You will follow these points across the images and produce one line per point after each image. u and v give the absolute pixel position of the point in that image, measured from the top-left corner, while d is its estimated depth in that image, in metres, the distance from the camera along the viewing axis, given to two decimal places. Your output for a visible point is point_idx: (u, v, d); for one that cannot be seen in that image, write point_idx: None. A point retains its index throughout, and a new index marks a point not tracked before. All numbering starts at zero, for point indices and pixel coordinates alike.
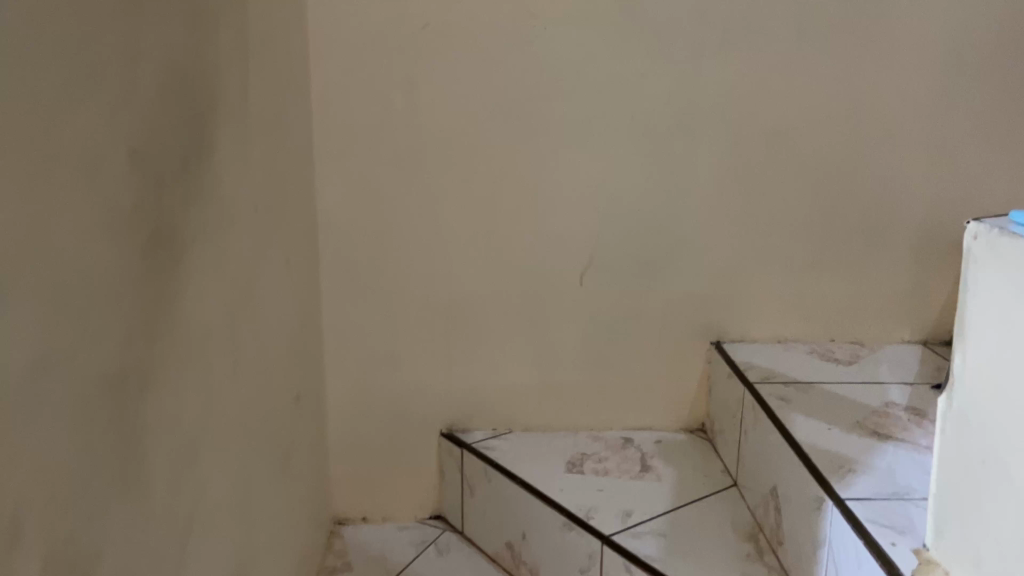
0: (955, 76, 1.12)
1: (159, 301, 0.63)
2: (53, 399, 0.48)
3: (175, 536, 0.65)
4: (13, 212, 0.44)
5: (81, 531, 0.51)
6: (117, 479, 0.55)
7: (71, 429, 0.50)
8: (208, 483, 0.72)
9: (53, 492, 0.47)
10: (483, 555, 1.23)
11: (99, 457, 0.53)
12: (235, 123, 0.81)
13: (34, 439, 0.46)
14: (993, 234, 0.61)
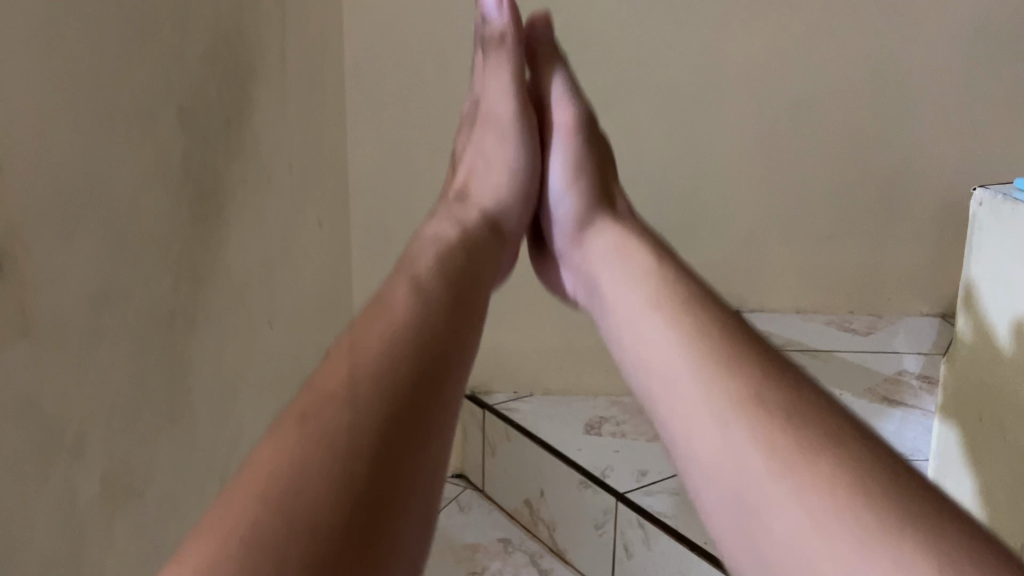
0: (982, 51, 1.13)
1: (205, 251, 0.68)
2: (94, 328, 0.53)
3: (215, 468, 0.71)
4: (59, 159, 0.50)
5: (119, 451, 0.56)
6: (159, 409, 0.61)
7: (111, 358, 0.55)
8: (245, 425, 0.77)
9: (91, 412, 0.53)
10: (502, 512, 1.28)
11: (140, 387, 0.58)
12: (274, 86, 0.85)
13: (72, 362, 0.51)
14: (997, 200, 0.63)
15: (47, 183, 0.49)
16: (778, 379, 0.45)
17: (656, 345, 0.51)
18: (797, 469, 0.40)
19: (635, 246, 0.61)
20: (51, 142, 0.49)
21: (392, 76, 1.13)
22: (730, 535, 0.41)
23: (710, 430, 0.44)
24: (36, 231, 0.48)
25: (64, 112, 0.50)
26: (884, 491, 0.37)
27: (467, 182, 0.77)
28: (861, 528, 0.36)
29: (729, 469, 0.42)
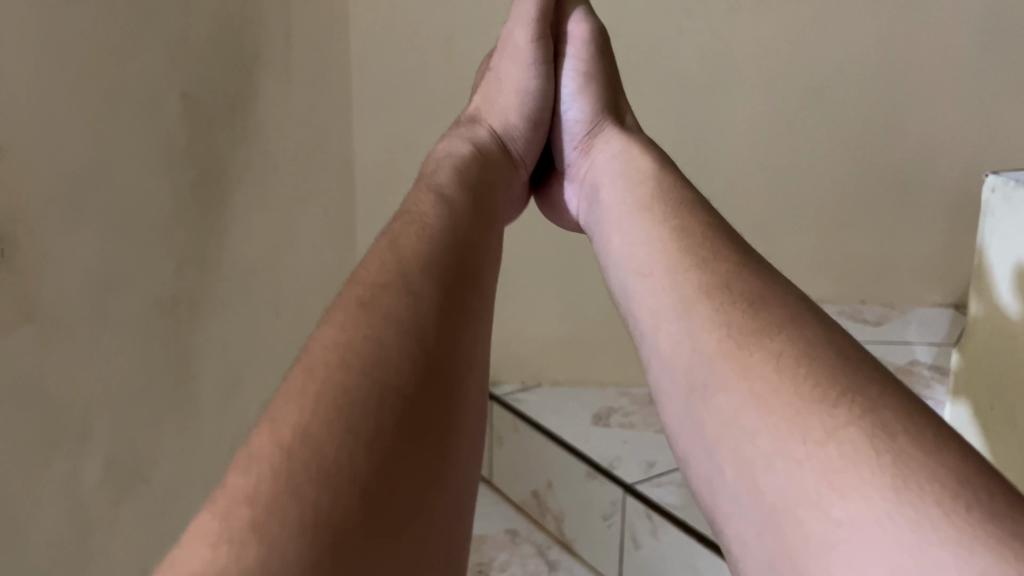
0: (998, 35, 1.11)
1: (209, 237, 0.68)
2: (100, 314, 0.53)
3: (221, 455, 0.71)
4: (64, 144, 0.50)
5: (126, 437, 0.56)
6: (163, 394, 0.61)
7: (117, 344, 0.55)
8: (249, 413, 0.77)
9: (97, 397, 0.53)
10: (509, 503, 1.28)
11: (146, 371, 0.58)
12: (277, 72, 0.85)
13: (79, 345, 0.51)
14: (1009, 187, 0.62)
15: (50, 167, 0.49)
16: (742, 275, 0.47)
17: (637, 256, 0.53)
18: (748, 345, 0.42)
19: (637, 159, 0.63)
20: (53, 125, 0.49)
21: (397, 66, 1.12)
22: (684, 397, 0.44)
23: (673, 323, 0.47)
24: (38, 215, 0.48)
25: (67, 94, 0.50)
26: (821, 364, 0.39)
27: (477, 111, 0.75)
28: (798, 400, 0.38)
29: (691, 345, 0.45)
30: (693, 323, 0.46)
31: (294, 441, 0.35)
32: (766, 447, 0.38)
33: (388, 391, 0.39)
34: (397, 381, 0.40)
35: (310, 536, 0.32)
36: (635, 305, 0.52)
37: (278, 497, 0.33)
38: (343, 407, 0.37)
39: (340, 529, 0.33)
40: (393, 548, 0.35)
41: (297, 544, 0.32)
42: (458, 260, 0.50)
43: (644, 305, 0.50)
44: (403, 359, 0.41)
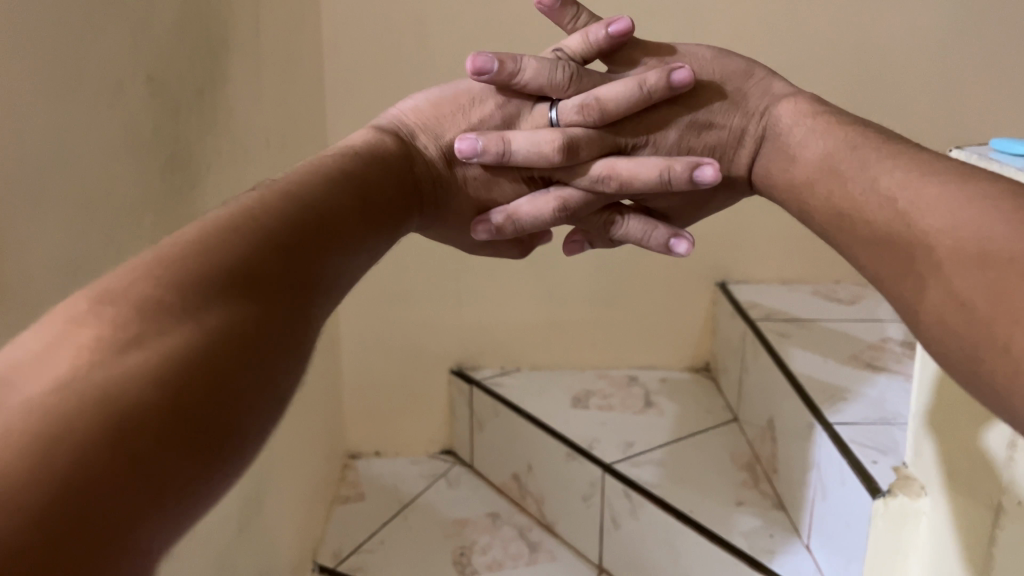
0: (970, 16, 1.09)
1: (176, 220, 0.70)
2: (56, 295, 0.55)
3: None
4: (33, 127, 0.51)
5: None
6: None
7: None
8: None
9: None
10: (490, 487, 1.29)
11: None
12: (247, 57, 0.85)
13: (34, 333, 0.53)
14: (972, 160, 0.64)
15: (23, 154, 0.50)
16: (860, 146, 0.53)
17: (787, 186, 0.61)
18: (896, 193, 0.46)
19: (760, 79, 0.67)
20: (21, 110, 0.50)
21: (368, 48, 1.12)
22: (867, 258, 0.47)
23: (833, 204, 0.53)
24: (13, 201, 0.50)
25: (36, 79, 0.51)
26: (964, 183, 0.41)
27: (419, 113, 0.68)
28: (964, 219, 0.39)
29: (853, 215, 0.49)
30: (848, 204, 0.51)
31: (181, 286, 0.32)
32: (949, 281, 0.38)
33: (252, 259, 0.36)
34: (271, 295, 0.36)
35: (154, 377, 0.28)
36: (803, 208, 0.58)
37: (115, 341, 0.29)
38: (198, 262, 0.34)
39: (188, 372, 0.29)
40: (249, 409, 0.31)
41: (121, 372, 0.28)
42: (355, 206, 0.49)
43: (809, 210, 0.57)
44: (263, 235, 0.38)
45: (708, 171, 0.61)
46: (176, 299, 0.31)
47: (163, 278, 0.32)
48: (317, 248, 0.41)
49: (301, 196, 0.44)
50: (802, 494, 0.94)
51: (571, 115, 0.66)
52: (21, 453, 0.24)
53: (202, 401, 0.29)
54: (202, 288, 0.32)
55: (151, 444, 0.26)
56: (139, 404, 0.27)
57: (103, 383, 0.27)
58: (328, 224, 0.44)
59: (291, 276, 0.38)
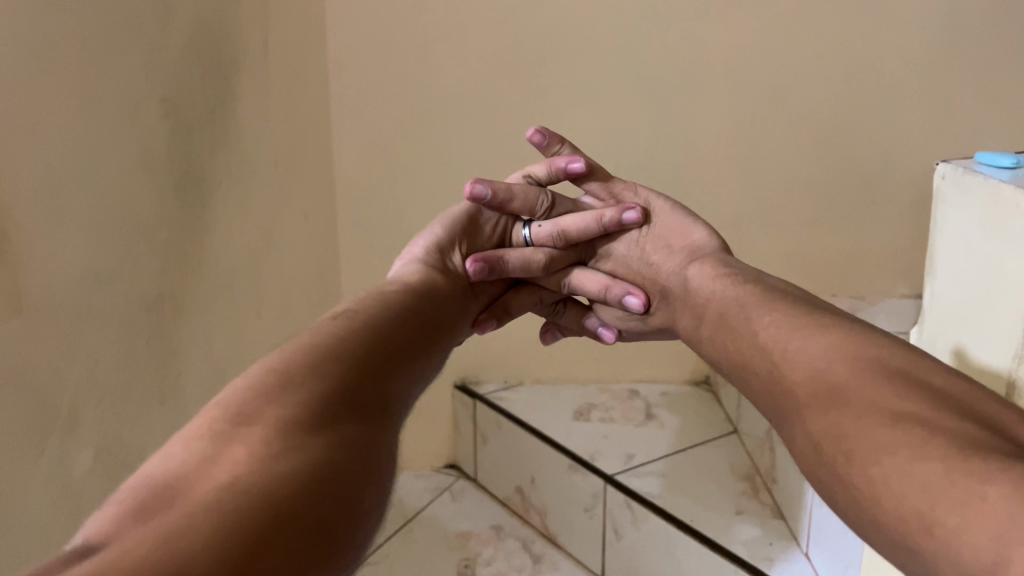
0: (968, 30, 1.06)
1: (189, 236, 0.73)
2: (67, 304, 0.58)
3: None
4: (47, 142, 0.55)
5: (82, 423, 0.60)
6: (128, 383, 0.65)
7: (95, 332, 0.61)
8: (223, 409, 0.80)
9: (62, 385, 0.58)
10: (493, 501, 1.30)
11: (116, 358, 0.63)
12: (256, 78, 0.88)
13: (48, 339, 0.56)
14: (958, 173, 0.66)
15: (31, 168, 0.53)
16: (753, 300, 0.62)
17: (691, 330, 0.71)
18: (770, 347, 0.53)
19: (695, 238, 0.80)
20: (35, 128, 0.54)
21: (373, 68, 1.14)
22: (754, 401, 0.53)
23: (728, 349, 0.60)
24: (21, 213, 0.53)
25: (43, 96, 0.54)
26: (828, 340, 0.49)
27: (439, 247, 0.81)
28: (827, 369, 0.46)
29: (742, 365, 0.56)
30: (738, 354, 0.58)
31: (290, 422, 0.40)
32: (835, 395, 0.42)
33: (337, 394, 0.44)
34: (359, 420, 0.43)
35: (287, 479, 0.36)
36: (701, 351, 0.68)
37: (258, 456, 0.37)
38: (309, 393, 0.43)
39: (310, 475, 0.37)
40: (354, 503, 0.38)
41: (264, 476, 0.36)
42: (408, 340, 0.57)
43: (707, 353, 0.67)
44: (351, 368, 0.47)
45: (635, 300, 0.81)
46: (296, 423, 0.40)
47: (289, 405, 0.41)
48: (390, 382, 0.50)
49: (374, 330, 0.54)
50: (802, 502, 0.95)
51: (544, 236, 0.85)
52: (203, 531, 0.32)
53: (321, 496, 0.36)
54: (313, 415, 0.41)
55: (286, 524, 0.34)
56: (280, 497, 0.35)
57: (249, 485, 0.35)
58: (394, 356, 0.53)
59: (376, 401, 0.47)
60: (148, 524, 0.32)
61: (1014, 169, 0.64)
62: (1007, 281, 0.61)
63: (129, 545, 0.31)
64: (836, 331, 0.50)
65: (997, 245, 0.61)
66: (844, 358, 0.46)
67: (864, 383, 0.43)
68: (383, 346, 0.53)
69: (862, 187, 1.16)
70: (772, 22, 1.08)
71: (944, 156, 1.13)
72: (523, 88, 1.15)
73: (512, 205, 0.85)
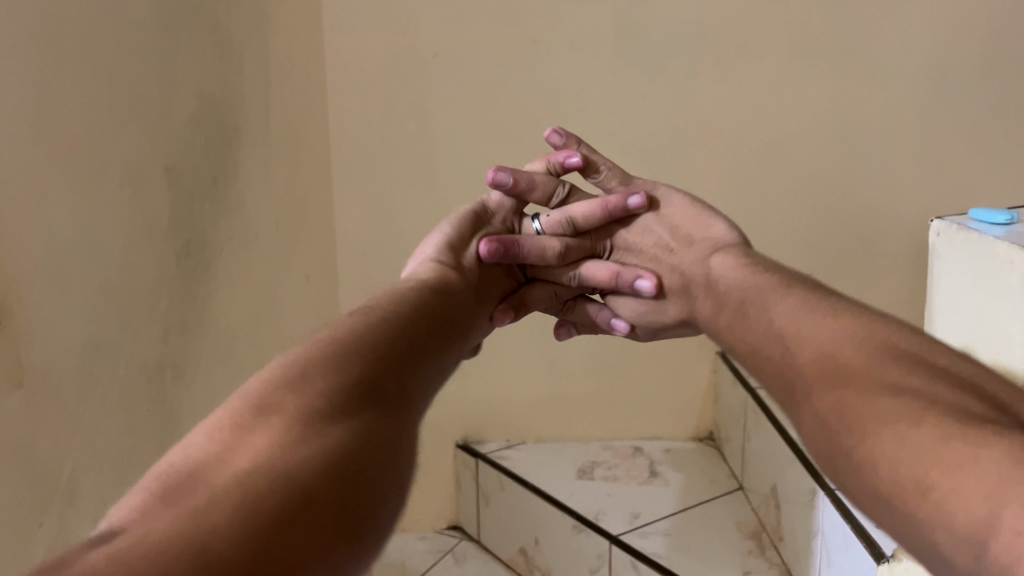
0: (955, 89, 1.08)
1: (191, 301, 0.73)
2: (71, 377, 0.58)
3: None
4: (56, 217, 0.56)
5: (83, 493, 0.60)
6: (129, 452, 0.65)
7: (96, 403, 0.61)
8: None
9: (64, 456, 0.58)
10: (497, 562, 1.28)
11: (117, 427, 0.63)
12: (259, 145, 0.89)
13: (49, 413, 0.56)
14: (952, 230, 0.67)
15: (36, 239, 0.54)
16: (770, 286, 0.60)
17: (710, 318, 0.69)
18: (783, 331, 0.52)
19: (713, 232, 0.79)
20: (43, 203, 0.55)
21: (373, 133, 1.16)
22: (765, 390, 0.51)
23: (742, 333, 0.58)
24: (27, 285, 0.54)
25: (48, 168, 0.55)
26: (845, 327, 0.47)
27: (450, 246, 0.82)
28: (840, 353, 0.45)
29: (755, 349, 0.55)
30: (751, 341, 0.56)
31: (307, 410, 0.39)
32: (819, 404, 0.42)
33: (355, 384, 0.43)
34: (377, 408, 0.42)
35: (311, 465, 0.35)
36: (720, 338, 0.65)
37: (283, 441, 0.36)
38: (330, 381, 0.42)
39: (335, 461, 0.36)
40: (380, 487, 0.37)
41: (289, 462, 0.35)
42: (427, 336, 0.57)
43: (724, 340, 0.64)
44: (369, 356, 0.46)
45: (647, 282, 0.81)
46: (320, 407, 0.39)
47: (309, 393, 0.40)
48: (411, 373, 0.49)
49: (393, 325, 0.53)
50: (808, 562, 0.93)
51: (554, 225, 0.89)
52: (233, 519, 0.31)
53: (343, 482, 0.36)
54: (336, 403, 0.40)
55: (312, 512, 0.33)
56: (304, 484, 0.34)
57: (273, 472, 0.34)
58: (414, 347, 0.53)
59: (396, 390, 0.46)
60: (169, 511, 0.31)
61: (1008, 227, 0.65)
62: (1005, 337, 0.61)
63: (153, 534, 0.30)
64: (851, 315, 0.49)
65: (995, 303, 0.62)
66: (858, 341, 0.45)
67: (873, 365, 0.42)
68: (403, 339, 0.53)
69: (858, 243, 1.17)
70: (764, 84, 1.11)
71: (938, 211, 1.14)
72: (521, 150, 1.16)
73: (524, 199, 0.91)
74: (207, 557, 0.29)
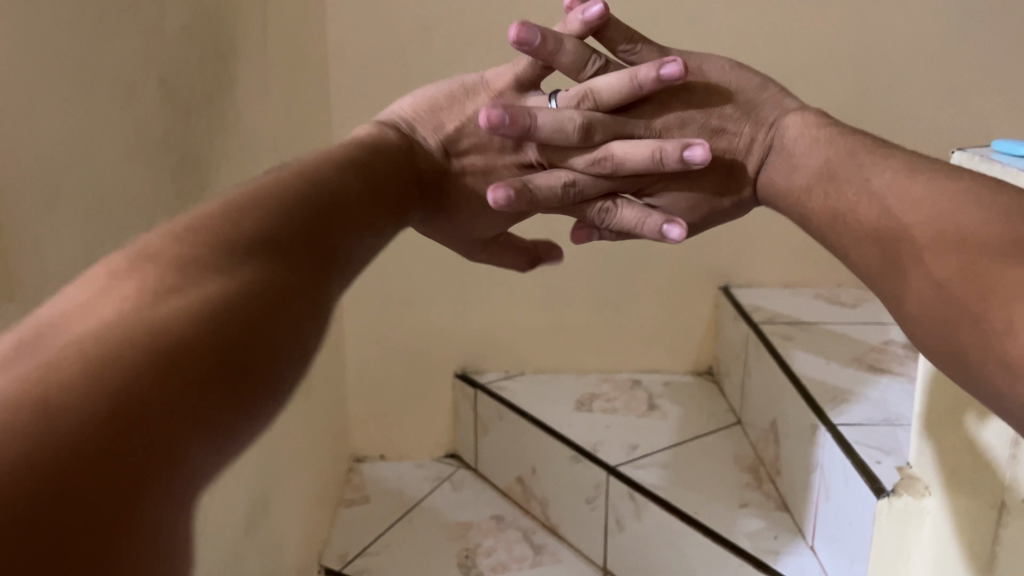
0: (975, 19, 1.05)
1: (187, 221, 0.72)
2: (64, 294, 0.57)
3: None
4: (48, 128, 0.54)
5: None
6: None
7: None
8: None
9: None
10: (494, 490, 1.29)
11: None
12: (256, 61, 0.86)
13: None
14: (975, 161, 0.65)
15: (25, 148, 0.52)
16: (864, 158, 0.56)
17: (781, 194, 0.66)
18: (885, 207, 0.50)
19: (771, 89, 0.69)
20: (34, 109, 0.52)
21: (374, 54, 1.12)
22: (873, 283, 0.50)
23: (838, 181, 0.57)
24: (18, 196, 0.52)
25: (39, 74, 0.53)
26: (943, 224, 0.44)
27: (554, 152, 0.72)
28: (964, 232, 0.42)
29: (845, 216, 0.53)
30: (846, 216, 0.54)
31: (182, 268, 0.34)
32: (938, 303, 0.41)
33: (257, 250, 0.37)
34: (269, 267, 0.37)
35: (192, 316, 0.31)
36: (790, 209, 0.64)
37: (155, 299, 0.31)
38: (218, 232, 0.37)
39: (202, 328, 0.31)
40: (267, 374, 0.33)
41: (162, 309, 0.31)
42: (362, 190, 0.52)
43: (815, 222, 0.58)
44: (285, 217, 0.41)
45: (700, 151, 0.63)
46: (262, 228, 0.39)
47: (194, 250, 0.35)
48: (332, 223, 0.45)
49: (315, 180, 0.48)
50: (805, 494, 0.94)
51: (571, 101, 0.70)
52: (73, 390, 0.26)
53: (233, 328, 0.32)
54: (223, 258, 0.35)
55: (195, 363, 0.30)
56: (234, 293, 0.34)
57: (141, 319, 0.30)
58: (338, 204, 0.47)
59: (307, 248, 0.41)
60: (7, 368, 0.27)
61: None
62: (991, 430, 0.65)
63: None
64: (963, 193, 0.46)
65: None
66: (959, 230, 0.43)
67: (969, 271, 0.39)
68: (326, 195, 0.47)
69: None
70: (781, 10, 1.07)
71: (952, 146, 1.11)
72: None
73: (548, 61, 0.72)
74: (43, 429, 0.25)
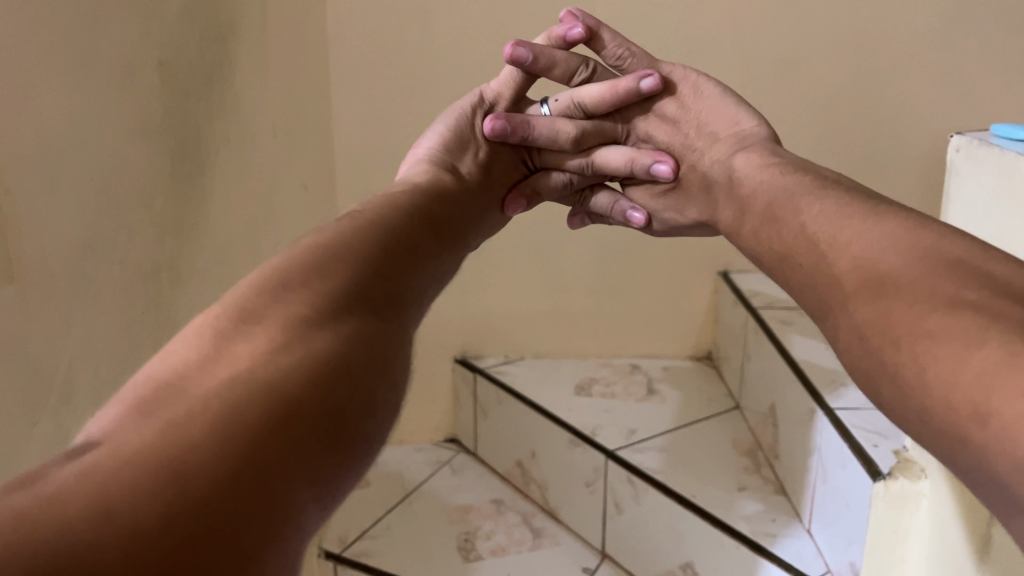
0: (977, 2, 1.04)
1: (186, 204, 0.72)
2: (64, 277, 0.57)
3: None
4: (46, 109, 0.54)
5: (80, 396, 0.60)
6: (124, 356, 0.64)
7: (92, 307, 0.60)
8: None
9: (59, 357, 0.57)
10: (493, 474, 1.30)
11: (111, 332, 0.62)
12: (255, 44, 0.86)
13: (42, 312, 0.55)
14: (973, 145, 0.65)
15: (23, 129, 0.52)
16: (800, 190, 0.59)
17: (733, 222, 0.68)
18: (818, 234, 0.50)
19: (742, 125, 0.77)
20: (32, 91, 0.52)
21: (373, 37, 1.12)
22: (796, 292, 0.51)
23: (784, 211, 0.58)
24: (17, 177, 0.52)
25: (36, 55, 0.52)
26: (899, 235, 0.44)
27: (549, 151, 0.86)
28: (915, 243, 0.42)
29: (785, 258, 0.54)
30: (782, 246, 0.55)
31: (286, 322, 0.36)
32: (857, 318, 0.41)
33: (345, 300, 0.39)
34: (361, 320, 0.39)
35: (302, 373, 0.33)
36: (742, 244, 0.65)
37: (268, 354, 0.33)
38: (313, 288, 0.39)
39: (307, 380, 0.33)
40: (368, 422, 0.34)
41: (272, 370, 0.33)
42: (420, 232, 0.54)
43: (748, 247, 0.64)
44: (367, 263, 0.44)
45: (664, 167, 0.80)
46: (350, 278, 0.41)
47: (295, 302, 0.37)
48: (406, 269, 0.47)
49: (379, 226, 0.49)
50: (803, 478, 0.94)
51: (562, 109, 0.85)
52: (206, 441, 0.28)
53: (337, 386, 0.34)
54: (322, 310, 0.38)
55: (304, 413, 0.32)
56: (332, 348, 0.35)
57: (255, 381, 0.32)
58: (411, 251, 0.49)
59: (390, 297, 0.43)
60: (147, 420, 0.29)
61: None
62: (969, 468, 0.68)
63: (127, 445, 0.28)
64: (892, 217, 0.46)
65: (1015, 222, 0.60)
66: (902, 245, 0.42)
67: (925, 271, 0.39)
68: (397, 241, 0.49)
69: (868, 164, 1.14)
70: None
71: (952, 130, 1.11)
72: None
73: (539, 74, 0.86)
74: (177, 477, 0.27)
